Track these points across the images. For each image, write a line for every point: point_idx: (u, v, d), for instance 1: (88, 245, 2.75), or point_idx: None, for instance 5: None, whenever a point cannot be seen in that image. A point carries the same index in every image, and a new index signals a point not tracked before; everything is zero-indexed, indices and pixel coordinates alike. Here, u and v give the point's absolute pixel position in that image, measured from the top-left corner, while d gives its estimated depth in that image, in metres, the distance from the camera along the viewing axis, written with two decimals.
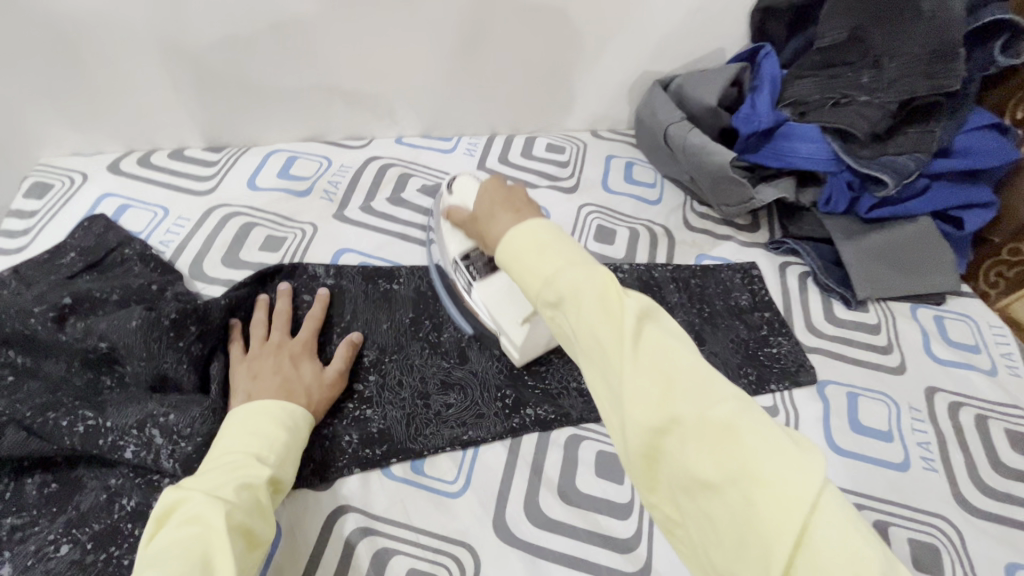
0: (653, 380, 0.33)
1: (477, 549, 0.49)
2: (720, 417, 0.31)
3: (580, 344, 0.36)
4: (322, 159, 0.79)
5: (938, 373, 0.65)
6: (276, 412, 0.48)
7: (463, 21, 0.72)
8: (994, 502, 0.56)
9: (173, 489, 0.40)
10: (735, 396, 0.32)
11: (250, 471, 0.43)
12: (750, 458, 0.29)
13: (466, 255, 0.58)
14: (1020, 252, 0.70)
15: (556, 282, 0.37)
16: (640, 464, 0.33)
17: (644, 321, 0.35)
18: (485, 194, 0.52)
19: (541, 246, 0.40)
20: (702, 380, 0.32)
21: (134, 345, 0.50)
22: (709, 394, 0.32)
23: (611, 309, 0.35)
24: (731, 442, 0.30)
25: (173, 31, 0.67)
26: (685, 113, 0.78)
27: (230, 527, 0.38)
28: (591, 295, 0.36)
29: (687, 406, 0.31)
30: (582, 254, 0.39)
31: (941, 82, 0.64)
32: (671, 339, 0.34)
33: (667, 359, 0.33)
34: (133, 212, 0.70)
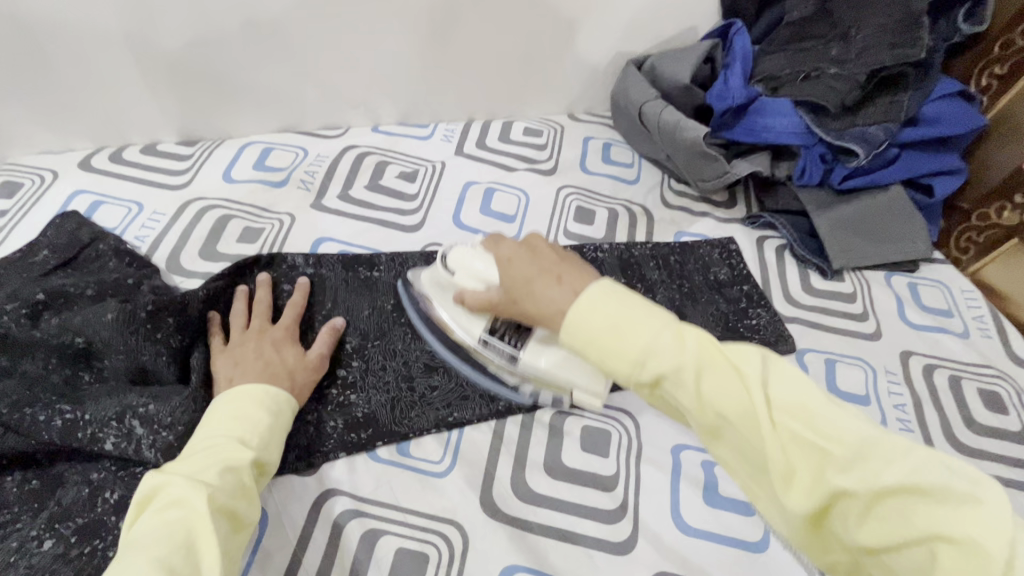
0: (797, 452, 0.33)
1: (464, 526, 0.49)
2: (880, 479, 0.31)
3: (707, 422, 0.37)
4: (298, 150, 0.78)
5: (913, 338, 0.66)
6: (261, 394, 0.48)
7: (434, 5, 0.72)
8: (967, 458, 0.58)
9: (155, 472, 0.40)
10: (885, 446, 0.32)
11: (234, 453, 0.43)
12: (927, 517, 0.29)
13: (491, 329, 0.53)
14: (988, 217, 0.71)
15: (655, 364, 0.36)
16: (808, 533, 0.34)
17: (767, 389, 0.35)
18: (506, 265, 0.48)
19: (620, 325, 0.38)
20: (845, 437, 0.32)
21: (112, 338, 0.50)
22: (859, 454, 0.32)
23: (731, 385, 0.35)
24: (899, 502, 0.30)
25: (139, 22, 0.67)
26: (658, 92, 0.79)
27: (213, 510, 0.38)
28: (704, 372, 0.36)
29: (840, 472, 0.32)
30: (672, 322, 0.38)
31: (905, 51, 0.65)
32: (799, 397, 0.34)
33: (802, 424, 0.33)
34: (106, 208, 0.69)
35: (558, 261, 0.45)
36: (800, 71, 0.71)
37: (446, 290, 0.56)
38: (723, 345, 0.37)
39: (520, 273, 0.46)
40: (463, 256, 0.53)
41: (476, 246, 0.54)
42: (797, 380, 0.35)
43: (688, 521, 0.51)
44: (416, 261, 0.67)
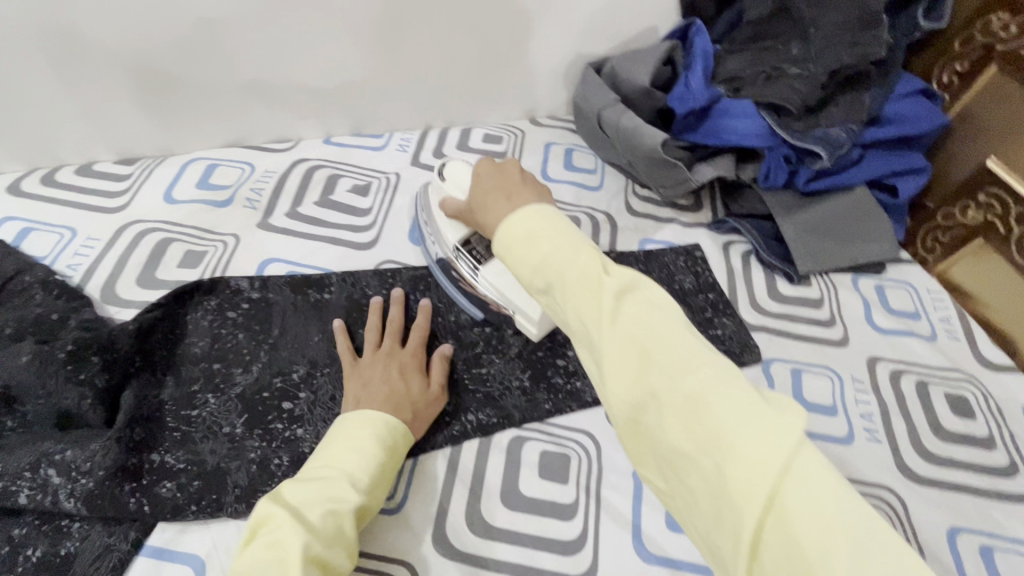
0: (629, 352, 0.32)
1: (416, 566, 0.47)
2: (698, 388, 0.30)
3: (566, 322, 0.36)
4: (245, 166, 0.75)
5: (879, 343, 0.65)
6: (379, 429, 0.47)
7: (380, 12, 0.69)
8: (935, 467, 0.56)
9: (269, 498, 0.41)
10: (716, 364, 0.31)
11: (341, 494, 0.42)
12: (725, 427, 0.28)
13: (466, 242, 0.60)
14: (952, 216, 0.70)
15: (542, 264, 0.36)
16: (630, 437, 0.33)
17: (626, 294, 0.34)
18: (475, 180, 0.48)
19: (527, 229, 0.38)
20: (680, 348, 0.31)
21: (30, 382, 0.49)
22: (690, 365, 0.31)
23: (589, 287, 0.34)
24: (706, 411, 0.29)
25: (63, 36, 0.63)
26: (619, 96, 0.77)
27: (307, 559, 0.37)
28: (571, 272, 0.35)
29: (662, 377, 0.31)
30: (571, 230, 0.37)
31: (865, 48, 0.64)
32: (653, 308, 0.33)
33: (645, 330, 0.32)
34: (37, 235, 0.65)
35: (521, 180, 0.44)
36: (762, 71, 0.70)
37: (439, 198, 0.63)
38: (602, 255, 0.36)
39: (480, 189, 0.46)
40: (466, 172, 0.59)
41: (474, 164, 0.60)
42: (659, 295, 0.34)
43: (650, 548, 0.49)
44: (370, 280, 0.64)
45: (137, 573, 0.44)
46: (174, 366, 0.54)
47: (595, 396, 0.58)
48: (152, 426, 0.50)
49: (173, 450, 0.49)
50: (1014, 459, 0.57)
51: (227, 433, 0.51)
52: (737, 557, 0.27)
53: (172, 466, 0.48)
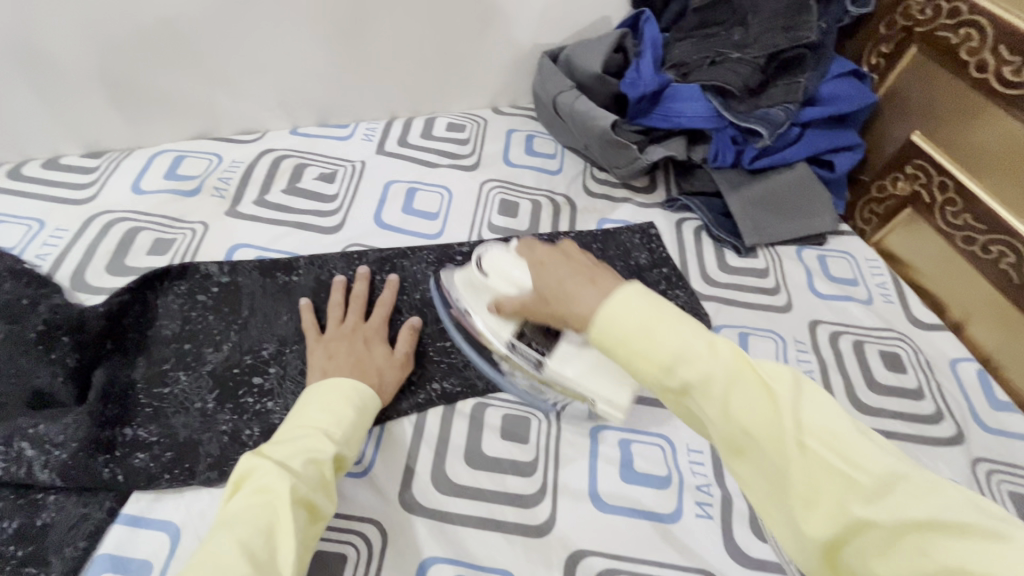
0: (817, 472, 0.32)
1: (383, 524, 0.49)
2: (915, 514, 0.29)
3: (729, 439, 0.36)
4: (212, 157, 0.76)
5: (820, 308, 0.70)
6: (348, 390, 0.50)
7: (339, 5, 0.71)
8: (869, 416, 0.61)
9: (249, 454, 0.43)
10: (924, 483, 0.30)
11: (318, 446, 0.45)
12: (960, 559, 0.27)
13: (519, 333, 0.54)
14: (885, 189, 0.75)
15: (683, 371, 0.37)
16: (826, 567, 0.32)
17: (796, 407, 0.34)
18: (539, 268, 0.49)
19: (649, 328, 0.38)
20: (876, 464, 0.31)
21: (4, 362, 0.51)
22: (890, 485, 0.30)
23: (759, 402, 0.35)
24: (928, 539, 0.28)
25: (25, 31, 0.64)
26: (574, 83, 0.80)
27: (294, 500, 0.40)
28: (731, 385, 0.35)
29: (865, 504, 0.30)
30: (704, 331, 0.38)
31: (799, 34, 0.69)
32: (829, 423, 0.33)
33: (828, 446, 0.32)
34: (4, 227, 0.66)
35: (590, 266, 0.46)
36: (706, 57, 0.74)
37: (478, 292, 0.56)
38: (753, 361, 0.37)
39: (553, 275, 0.47)
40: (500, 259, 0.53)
41: (511, 249, 0.54)
42: (827, 404, 0.34)
43: (603, 498, 0.52)
44: (337, 262, 0.66)
45: (111, 540, 0.45)
46: (146, 347, 0.56)
47: None
48: (126, 402, 0.52)
49: (147, 425, 0.51)
50: (940, 407, 0.62)
51: (199, 407, 0.53)
52: None
53: (144, 439, 0.50)
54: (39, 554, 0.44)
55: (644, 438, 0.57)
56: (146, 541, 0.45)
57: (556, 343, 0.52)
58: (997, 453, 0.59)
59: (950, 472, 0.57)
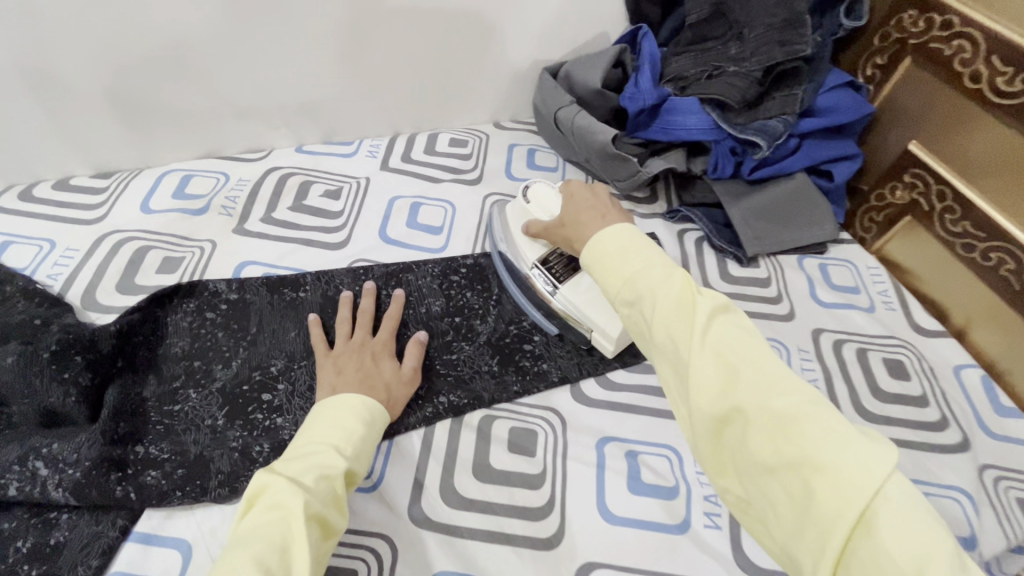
0: (718, 368, 0.37)
1: (393, 539, 0.50)
2: (786, 406, 0.35)
3: (654, 339, 0.42)
4: (219, 175, 0.77)
5: (822, 315, 0.70)
6: (359, 407, 0.50)
7: (343, 27, 0.73)
8: (875, 424, 0.61)
9: (261, 472, 0.43)
10: (802, 390, 0.36)
11: (329, 462, 0.45)
12: (815, 444, 0.33)
13: (545, 259, 0.63)
14: (884, 197, 0.76)
15: (638, 284, 0.44)
16: (710, 448, 0.38)
17: (716, 320, 0.40)
18: (568, 199, 0.59)
19: (626, 252, 0.46)
20: (769, 372, 0.37)
21: (15, 382, 0.51)
22: (777, 389, 0.36)
23: (686, 312, 0.40)
24: (794, 430, 0.34)
25: (37, 58, 0.66)
26: (574, 97, 0.81)
27: (308, 516, 0.40)
28: (669, 298, 0.41)
29: (751, 395, 0.36)
30: (662, 259, 0.45)
31: (793, 47, 0.70)
32: (741, 337, 0.39)
33: (732, 349, 0.38)
34: (16, 248, 0.67)
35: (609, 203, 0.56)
36: (704, 70, 0.75)
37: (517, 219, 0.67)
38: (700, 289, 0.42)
39: (576, 206, 0.57)
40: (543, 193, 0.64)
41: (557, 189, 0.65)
42: (748, 328, 0.40)
43: (613, 511, 0.53)
44: (343, 277, 0.67)
45: (124, 558, 0.46)
46: (156, 365, 0.57)
47: (559, 375, 0.62)
48: (137, 420, 0.53)
49: (158, 442, 0.52)
50: (945, 414, 0.62)
51: (209, 424, 0.54)
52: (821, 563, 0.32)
53: (156, 457, 0.51)
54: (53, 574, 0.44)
55: (651, 450, 0.57)
56: (159, 559, 0.46)
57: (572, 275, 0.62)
58: (1004, 460, 0.59)
59: (957, 479, 0.57)
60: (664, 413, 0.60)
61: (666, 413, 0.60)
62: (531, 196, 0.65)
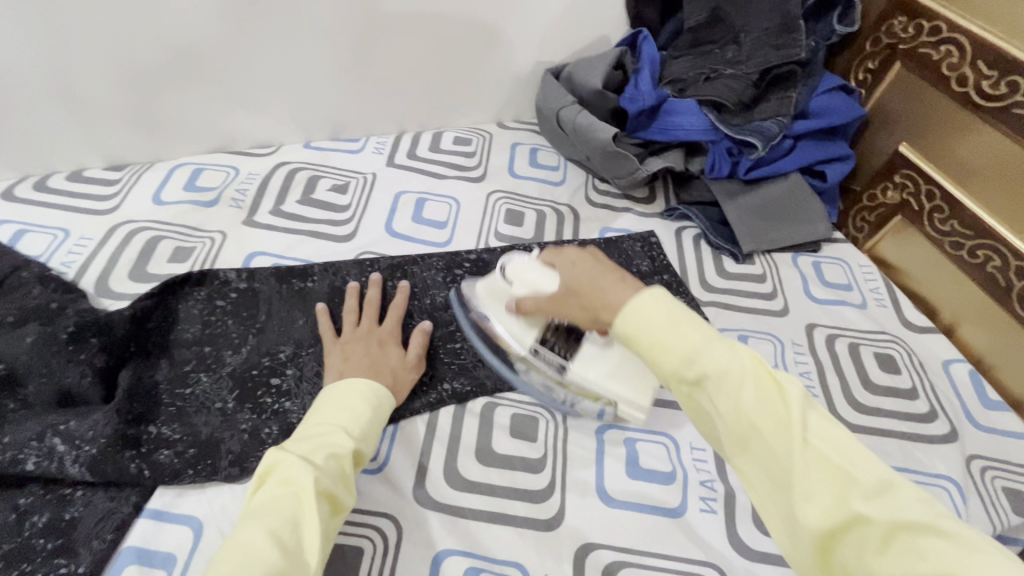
0: (823, 472, 0.34)
1: (398, 518, 0.51)
2: (910, 517, 0.32)
3: (733, 431, 0.37)
4: (229, 169, 0.79)
5: (816, 311, 0.72)
6: (366, 391, 0.52)
7: (353, 28, 0.75)
8: (866, 416, 0.63)
9: (272, 450, 0.45)
10: (912, 490, 0.33)
11: (338, 442, 0.46)
12: (954, 562, 0.30)
13: (541, 339, 0.58)
14: (876, 197, 0.79)
15: (702, 365, 0.38)
16: (817, 562, 0.34)
17: (807, 409, 0.36)
18: (570, 265, 0.49)
19: (674, 323, 0.40)
20: (876, 472, 0.34)
21: (35, 362, 0.53)
22: (891, 494, 0.33)
23: (771, 401, 0.36)
24: (925, 544, 0.31)
25: (56, 52, 0.68)
26: (575, 98, 0.84)
27: (318, 491, 0.42)
28: (748, 384, 0.37)
29: (867, 503, 0.32)
30: (718, 333, 0.40)
31: (788, 52, 0.73)
32: (834, 429, 0.36)
33: (832, 448, 0.35)
34: (31, 236, 0.68)
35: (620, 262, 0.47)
36: (703, 73, 0.78)
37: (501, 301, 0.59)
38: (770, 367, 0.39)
39: (584, 274, 0.47)
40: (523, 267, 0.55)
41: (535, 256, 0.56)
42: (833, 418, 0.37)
43: (611, 495, 0.54)
44: (350, 269, 0.69)
45: (137, 534, 0.47)
46: (168, 350, 0.58)
47: None
48: (149, 402, 0.54)
49: (170, 423, 0.53)
50: (934, 406, 0.64)
51: (219, 407, 0.55)
52: None
53: (168, 437, 0.52)
54: (68, 547, 0.46)
55: (649, 437, 0.59)
56: (171, 535, 0.47)
57: (575, 345, 0.57)
58: (990, 450, 0.61)
59: (945, 468, 0.59)
60: (661, 402, 0.61)
61: (663, 402, 0.62)
62: (511, 274, 0.56)
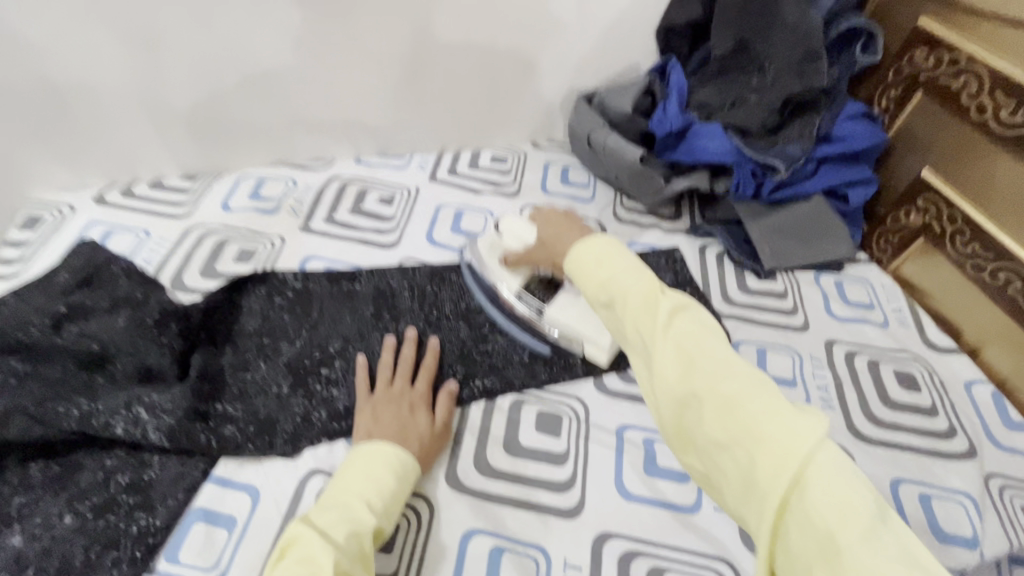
0: (678, 356, 0.41)
1: (431, 498, 0.56)
2: (736, 390, 0.38)
3: (624, 334, 0.45)
4: (288, 181, 0.87)
5: (836, 328, 0.75)
6: (392, 458, 0.53)
7: (405, 56, 0.83)
8: (884, 430, 0.64)
9: (295, 524, 0.47)
10: (751, 374, 0.39)
11: (359, 518, 0.48)
12: (758, 422, 0.36)
13: (526, 288, 0.70)
14: (900, 220, 0.80)
15: (611, 289, 0.47)
16: (673, 431, 0.41)
17: (681, 314, 0.43)
18: (540, 222, 0.63)
19: (602, 259, 0.49)
20: (724, 360, 0.40)
21: (123, 342, 0.60)
22: (728, 375, 0.39)
23: (650, 306, 0.44)
24: (742, 409, 0.37)
25: (152, 75, 0.77)
26: (606, 120, 0.89)
27: (337, 573, 0.43)
28: (636, 295, 0.45)
29: (706, 381, 0.39)
30: (634, 261, 0.48)
31: (810, 79, 0.76)
32: (701, 328, 0.42)
33: (692, 343, 0.41)
34: (118, 236, 0.77)
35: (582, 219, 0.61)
36: (728, 99, 0.82)
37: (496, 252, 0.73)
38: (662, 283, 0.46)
39: (548, 227, 0.61)
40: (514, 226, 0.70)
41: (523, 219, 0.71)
42: (708, 321, 0.43)
43: (629, 489, 0.58)
44: (393, 274, 0.76)
45: (204, 496, 0.53)
46: (232, 339, 0.66)
47: (584, 369, 0.68)
48: (216, 383, 0.61)
49: (233, 403, 0.60)
50: (953, 424, 0.65)
51: (276, 392, 0.61)
52: (763, 528, 0.35)
53: (232, 414, 0.59)
54: (147, 503, 0.52)
55: None
56: (233, 499, 0.53)
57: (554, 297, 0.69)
58: (1009, 470, 0.62)
59: (963, 485, 0.60)
60: None
61: None
62: (505, 230, 0.71)
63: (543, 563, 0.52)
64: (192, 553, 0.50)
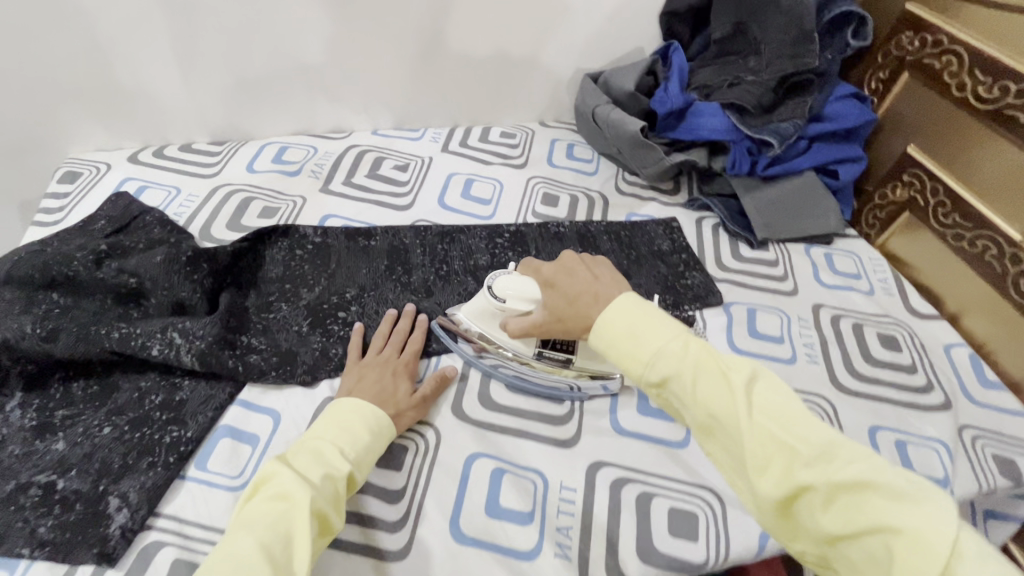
0: (770, 446, 0.41)
1: (438, 427, 0.60)
2: (843, 476, 0.37)
3: (701, 418, 0.46)
4: (309, 148, 0.93)
5: (824, 294, 0.79)
6: (368, 413, 0.55)
7: (422, 33, 0.88)
8: (864, 383, 0.68)
9: (270, 464, 0.48)
10: (849, 450, 0.39)
11: (334, 464, 0.50)
12: (880, 513, 0.35)
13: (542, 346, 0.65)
14: (887, 196, 0.85)
15: (662, 368, 0.48)
16: (783, 524, 0.41)
17: (755, 393, 0.44)
18: (551, 290, 0.60)
19: (634, 331, 0.50)
20: (816, 440, 0.40)
21: (159, 276, 0.64)
22: (829, 458, 0.39)
23: (724, 390, 0.44)
24: (857, 498, 0.37)
25: (185, 44, 0.82)
26: (611, 99, 0.93)
27: (312, 511, 0.45)
28: (701, 378, 0.46)
29: (809, 470, 0.39)
30: (681, 334, 0.49)
31: (803, 60, 0.81)
32: (781, 406, 0.43)
33: (778, 426, 0.41)
34: (151, 191, 0.82)
35: (594, 278, 0.58)
36: (726, 80, 0.87)
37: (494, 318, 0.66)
38: (721, 357, 0.47)
39: (563, 294, 0.58)
40: (508, 283, 0.63)
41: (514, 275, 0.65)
42: (781, 393, 0.44)
43: (622, 425, 0.62)
44: (406, 232, 0.80)
45: (230, 416, 0.58)
46: (257, 284, 0.71)
47: None
48: (242, 320, 0.66)
49: (258, 336, 0.64)
50: (930, 380, 0.69)
51: (296, 329, 0.66)
52: None
53: (256, 346, 0.63)
54: (178, 419, 0.57)
55: None
56: (256, 420, 0.58)
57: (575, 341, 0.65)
58: (981, 421, 0.66)
59: (936, 433, 0.64)
60: None
61: None
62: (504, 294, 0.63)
63: (540, 485, 0.56)
64: (219, 462, 0.54)
